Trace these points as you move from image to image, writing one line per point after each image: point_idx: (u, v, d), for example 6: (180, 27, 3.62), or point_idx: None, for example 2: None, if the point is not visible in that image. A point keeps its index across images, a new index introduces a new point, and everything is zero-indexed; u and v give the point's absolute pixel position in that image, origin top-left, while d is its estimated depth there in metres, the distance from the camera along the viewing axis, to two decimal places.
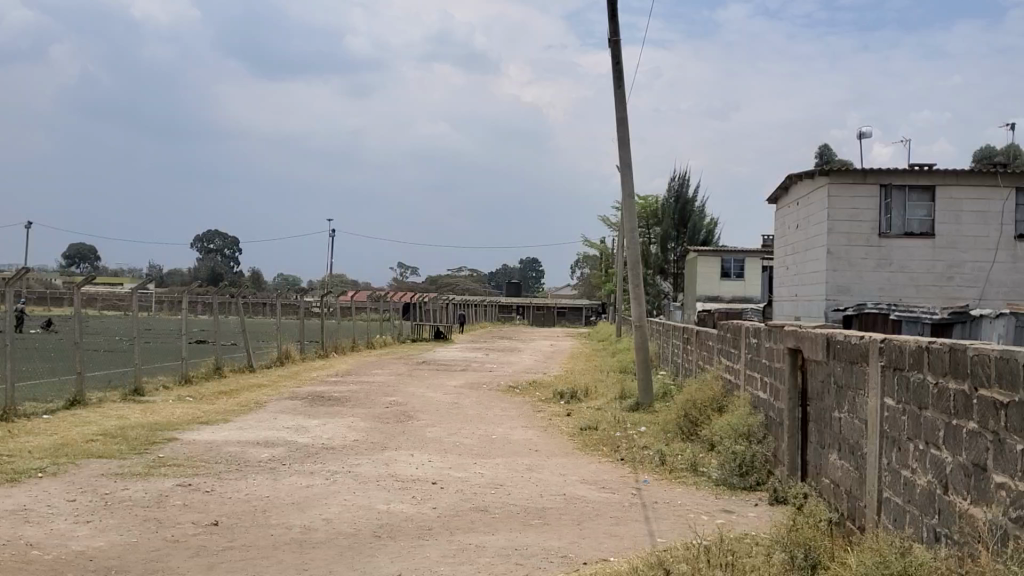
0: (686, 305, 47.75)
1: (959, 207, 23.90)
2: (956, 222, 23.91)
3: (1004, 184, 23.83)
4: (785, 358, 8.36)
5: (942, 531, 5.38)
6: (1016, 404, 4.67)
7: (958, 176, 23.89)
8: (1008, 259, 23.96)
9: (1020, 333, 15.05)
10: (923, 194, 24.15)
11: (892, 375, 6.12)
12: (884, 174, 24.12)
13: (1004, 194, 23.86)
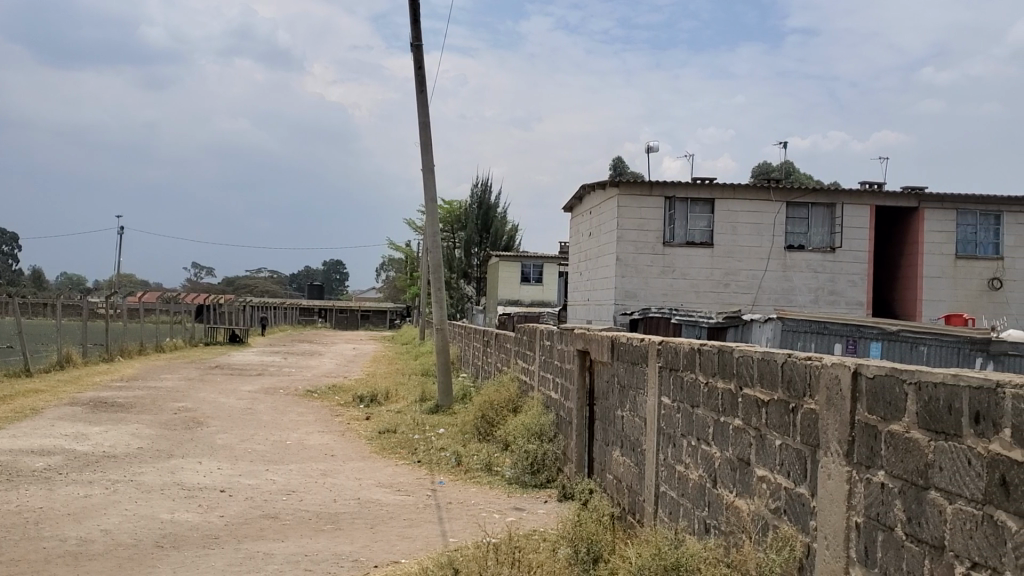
0: (489, 309, 48.65)
1: (736, 220, 25.43)
2: (733, 234, 25.43)
3: (775, 199, 25.50)
4: (573, 359, 8.66)
5: (710, 522, 5.71)
6: (775, 402, 5.14)
7: (735, 190, 25.33)
8: (778, 268, 25.64)
9: (786, 337, 16.37)
10: (703, 206, 25.54)
11: (667, 375, 6.46)
12: (669, 187, 25.26)
13: (776, 208, 25.53)
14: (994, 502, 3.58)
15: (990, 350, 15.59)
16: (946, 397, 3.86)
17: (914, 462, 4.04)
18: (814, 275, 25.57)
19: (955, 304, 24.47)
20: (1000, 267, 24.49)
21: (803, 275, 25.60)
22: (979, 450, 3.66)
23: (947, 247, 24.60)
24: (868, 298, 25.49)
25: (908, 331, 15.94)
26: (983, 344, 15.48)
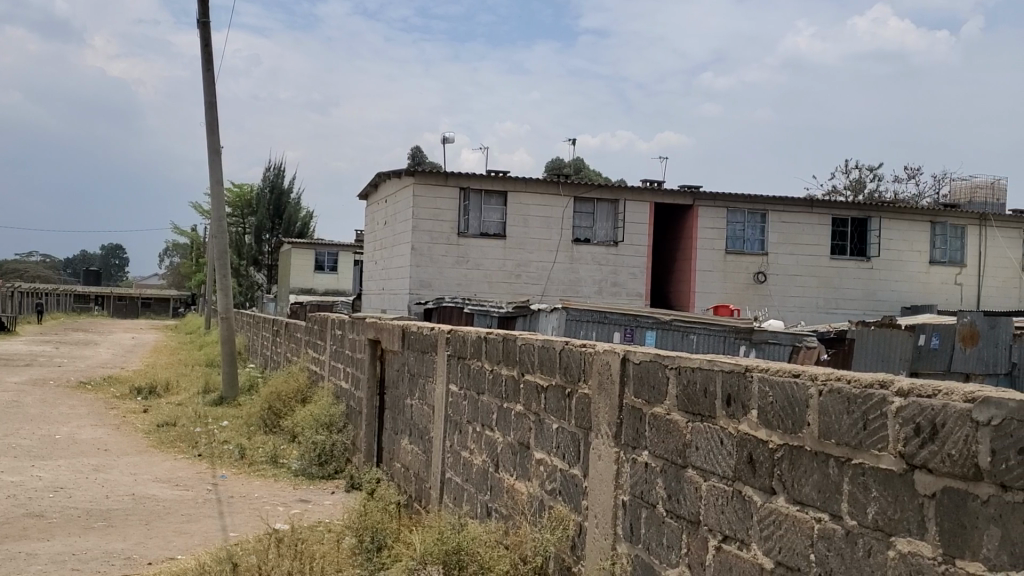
0: (280, 298, 47.48)
1: (527, 212, 26.03)
2: (524, 226, 26.03)
3: (564, 193, 26.24)
4: (365, 349, 8.61)
5: (492, 506, 5.86)
6: (553, 388, 5.32)
7: (526, 183, 25.89)
8: (566, 260, 26.41)
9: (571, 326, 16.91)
10: (495, 198, 25.90)
11: (456, 363, 6.54)
12: (463, 178, 25.47)
13: (564, 203, 26.25)
14: (743, 478, 3.90)
15: (753, 339, 16.60)
16: (703, 381, 4.17)
17: (674, 443, 4.32)
18: (599, 268, 26.44)
19: (725, 297, 25.26)
20: (764, 262, 25.36)
21: (589, 268, 26.44)
22: (730, 430, 3.99)
23: (718, 243, 25.29)
24: (646, 290, 26.65)
25: (680, 320, 16.73)
26: (745, 333, 16.33)
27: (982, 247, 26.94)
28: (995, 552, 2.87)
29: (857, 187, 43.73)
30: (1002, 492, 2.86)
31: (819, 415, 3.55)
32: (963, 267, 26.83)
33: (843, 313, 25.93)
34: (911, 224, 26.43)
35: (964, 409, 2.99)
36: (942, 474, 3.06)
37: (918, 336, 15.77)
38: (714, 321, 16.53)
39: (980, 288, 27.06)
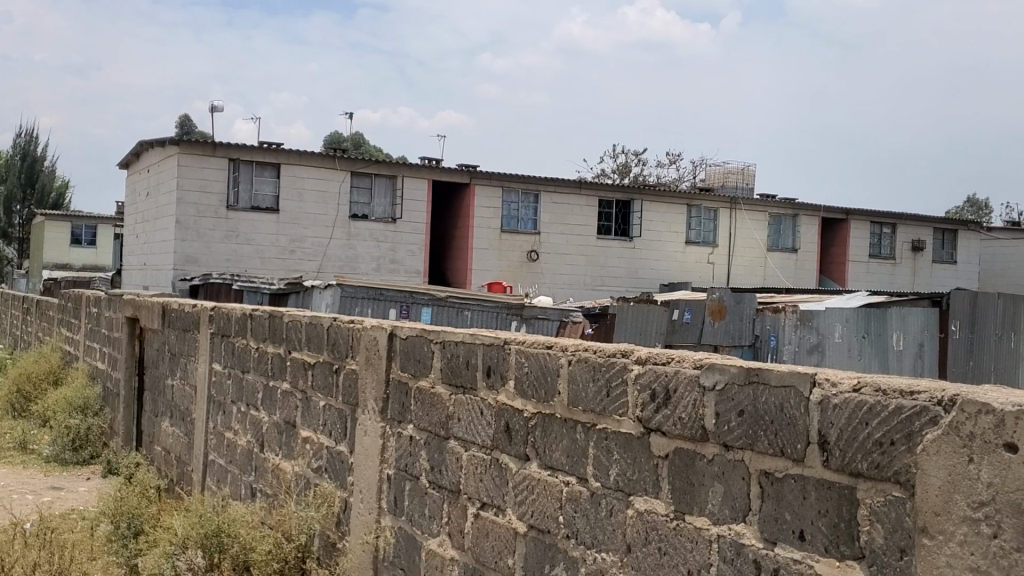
0: (33, 273, 44.31)
1: (302, 186, 25.46)
2: (299, 201, 25.46)
3: (340, 168, 25.87)
4: (122, 328, 8.19)
5: (256, 486, 5.75)
6: (319, 364, 5.27)
7: (301, 157, 25.26)
8: (343, 237, 26.12)
9: (344, 303, 16.72)
10: (268, 171, 25.06)
11: (220, 341, 6.34)
12: (233, 150, 24.42)
13: (340, 177, 25.93)
14: (499, 446, 4.03)
15: (523, 314, 17.12)
16: (465, 354, 4.25)
17: (437, 415, 4.39)
18: (377, 244, 26.35)
19: (498, 275, 25.33)
20: (537, 241, 25.69)
21: (366, 244, 26.30)
22: (489, 401, 4.10)
23: (493, 221, 25.23)
24: (424, 267, 26.76)
25: (454, 297, 16.98)
26: (517, 309, 16.91)
27: (732, 230, 28.42)
28: (719, 507, 3.11)
29: (623, 170, 45.60)
30: (726, 450, 3.11)
31: (568, 384, 3.71)
32: (715, 248, 28.32)
33: (608, 290, 26.82)
34: (668, 207, 27.52)
35: (692, 375, 3.22)
36: (674, 436, 3.28)
37: (671, 310, 15.43)
38: (487, 298, 16.86)
39: (730, 269, 28.56)
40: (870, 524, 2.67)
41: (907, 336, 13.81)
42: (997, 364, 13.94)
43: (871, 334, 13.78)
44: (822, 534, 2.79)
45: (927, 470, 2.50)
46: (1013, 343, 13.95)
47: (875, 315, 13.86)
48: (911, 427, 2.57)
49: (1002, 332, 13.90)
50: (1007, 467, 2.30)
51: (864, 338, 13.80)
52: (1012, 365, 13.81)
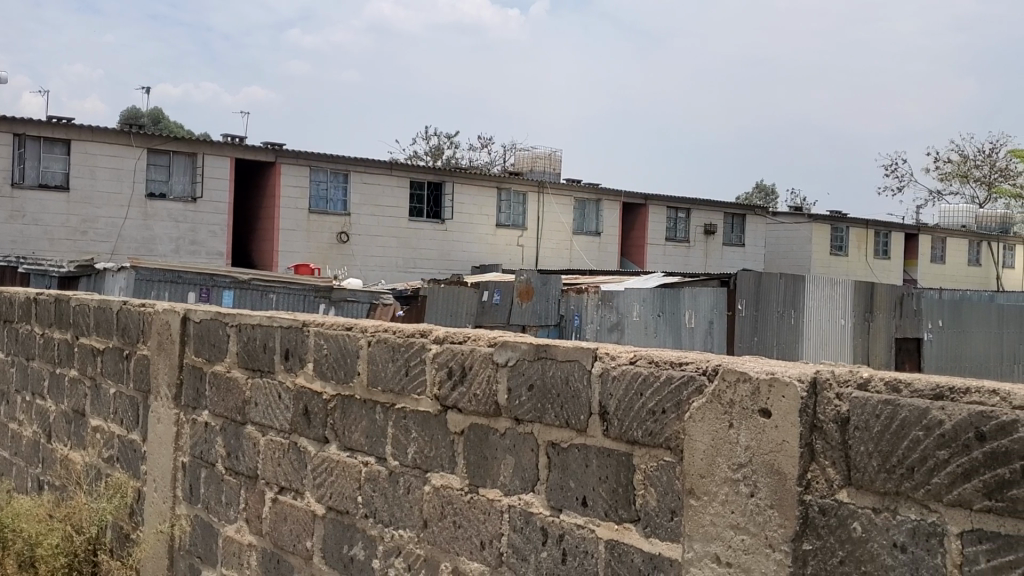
0: None
1: (94, 163, 23.56)
2: (91, 178, 23.54)
3: (136, 144, 24.06)
4: None
5: (43, 478, 5.48)
6: (109, 350, 5.06)
7: (93, 132, 23.41)
8: (139, 217, 24.30)
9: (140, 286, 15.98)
10: (58, 146, 23.03)
11: (3, 328, 6.00)
12: (18, 123, 22.50)
13: (136, 154, 24.09)
14: (298, 429, 4.00)
15: (331, 297, 17.12)
16: (262, 337, 4.20)
17: (233, 400, 4.32)
18: (175, 225, 24.65)
19: (308, 256, 24.80)
20: (347, 222, 25.30)
21: (164, 225, 24.59)
22: (288, 384, 4.07)
23: (301, 202, 24.61)
24: (227, 249, 25.23)
25: (259, 280, 16.55)
26: (325, 292, 16.85)
27: (539, 214, 28.72)
28: (510, 479, 3.20)
29: (435, 154, 45.46)
30: (517, 424, 3.20)
31: (366, 365, 3.72)
32: (524, 231, 28.51)
33: (421, 273, 26.75)
34: (478, 189, 27.52)
35: (486, 352, 3.30)
36: (469, 412, 3.34)
37: (482, 293, 15.53)
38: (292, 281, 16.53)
39: (538, 252, 28.76)
40: (645, 488, 2.82)
41: (698, 314, 14.14)
42: (779, 337, 14.82)
43: (665, 312, 14.12)
44: (602, 500, 2.93)
45: (692, 435, 2.67)
46: (793, 320, 14.97)
47: (669, 296, 14.09)
48: (680, 396, 2.73)
49: (784, 309, 14.81)
50: (761, 430, 2.50)
51: (660, 318, 14.13)
52: (791, 340, 14.86)
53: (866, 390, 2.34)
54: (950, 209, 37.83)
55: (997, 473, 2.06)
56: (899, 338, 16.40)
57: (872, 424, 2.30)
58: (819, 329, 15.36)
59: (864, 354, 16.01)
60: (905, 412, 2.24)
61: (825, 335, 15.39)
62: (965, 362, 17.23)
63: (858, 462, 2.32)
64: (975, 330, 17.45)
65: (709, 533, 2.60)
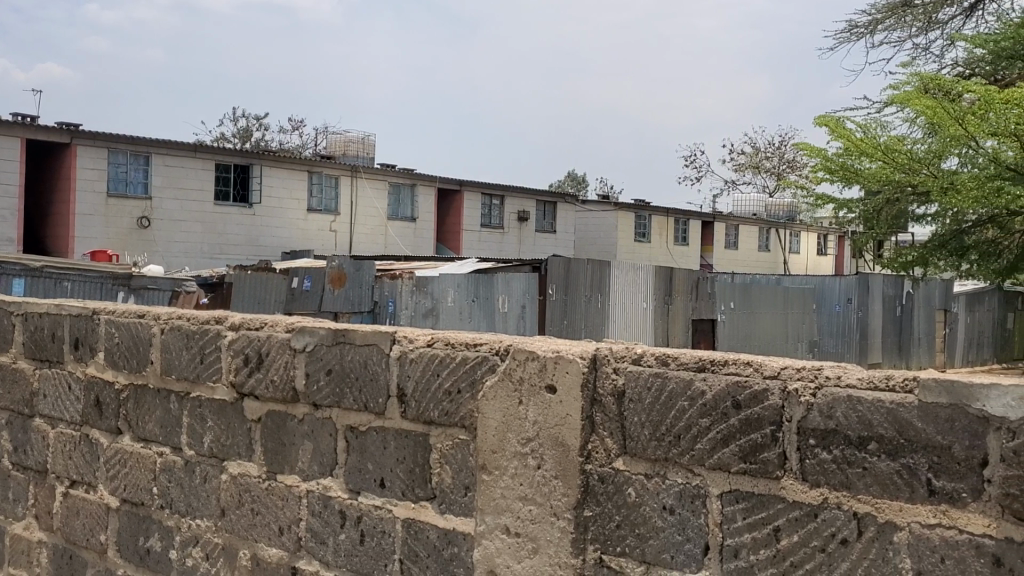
0: None
1: None
2: None
3: None
4: None
5: None
6: None
7: None
8: None
9: None
10: None
11: None
12: None
13: None
14: (89, 422, 3.87)
15: (131, 285, 16.30)
16: (50, 326, 4.03)
17: (21, 392, 4.14)
18: None
19: (106, 244, 21.07)
20: (150, 206, 21.72)
21: None
22: (77, 374, 3.92)
23: (99, 184, 20.87)
24: (19, 234, 22.77)
25: (52, 267, 15.51)
26: (125, 279, 16.03)
27: (353, 198, 25.53)
28: (307, 464, 3.11)
29: (243, 137, 43.67)
30: (315, 410, 3.09)
31: (160, 353, 3.62)
32: (337, 216, 25.25)
33: (227, 260, 23.28)
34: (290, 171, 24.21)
35: (283, 339, 3.20)
36: (266, 400, 3.25)
37: (291, 279, 13.91)
38: (89, 267, 15.56)
39: (351, 239, 25.57)
40: (440, 466, 2.73)
41: (511, 298, 14.10)
42: (586, 318, 15.34)
43: (480, 298, 13.80)
44: (398, 481, 2.83)
45: (485, 413, 2.60)
46: (599, 302, 15.48)
47: (483, 280, 13.93)
48: (474, 375, 2.64)
49: (591, 292, 15.30)
50: (548, 406, 2.49)
51: (475, 303, 13.80)
52: (598, 322, 15.36)
53: (640, 364, 2.42)
54: (743, 198, 39.23)
55: (750, 438, 2.21)
56: (695, 319, 17.20)
57: (645, 396, 2.39)
58: (623, 311, 15.95)
59: (664, 335, 16.75)
60: (673, 384, 2.34)
61: (628, 317, 15.94)
62: (754, 343, 18.00)
63: (633, 432, 2.40)
64: (762, 313, 18.10)
65: (500, 506, 2.56)
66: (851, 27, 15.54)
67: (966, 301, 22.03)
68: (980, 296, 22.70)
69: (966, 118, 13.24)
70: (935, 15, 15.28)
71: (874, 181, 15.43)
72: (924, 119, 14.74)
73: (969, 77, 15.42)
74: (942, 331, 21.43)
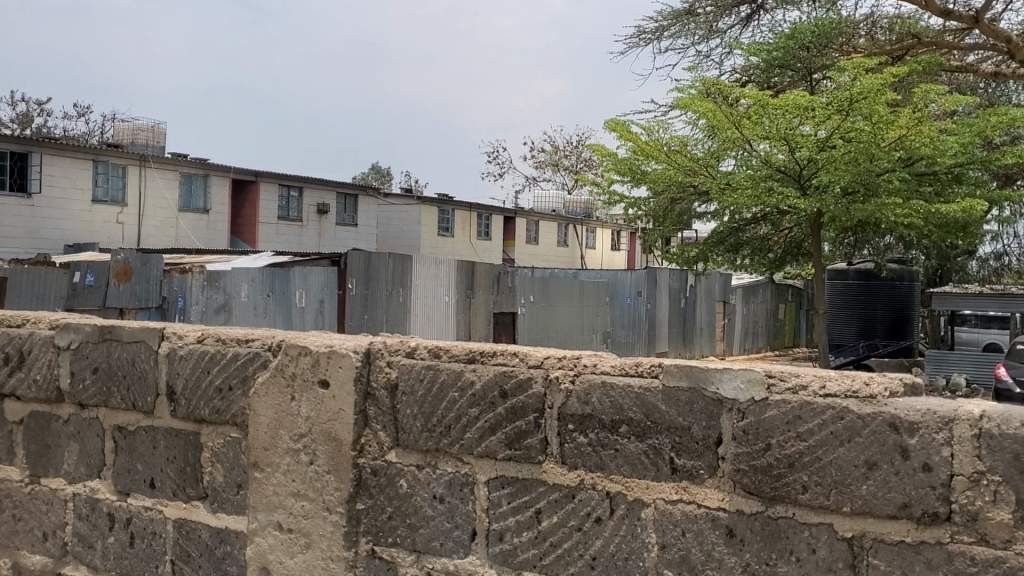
0: None
1: None
2: None
3: None
4: None
5: None
6: None
7: None
8: None
9: None
10: None
11: None
12: None
13: None
14: None
15: None
16: None
17: None
18: None
19: None
20: None
21: None
22: None
23: None
24: None
25: None
26: None
27: (141, 188, 22.92)
28: (73, 466, 2.98)
29: (19, 122, 40.30)
30: (81, 409, 2.97)
31: None
32: (124, 207, 22.65)
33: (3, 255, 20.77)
34: (70, 159, 21.59)
35: (46, 336, 3.05)
36: (28, 400, 3.10)
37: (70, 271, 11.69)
38: None
39: (140, 232, 23.04)
40: (212, 465, 2.66)
41: (309, 293, 12.96)
42: (388, 313, 14.36)
43: (277, 292, 12.57)
44: (169, 480, 2.76)
45: (256, 410, 2.52)
46: (403, 297, 14.56)
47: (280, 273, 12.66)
48: (245, 370, 2.57)
49: (393, 286, 14.25)
50: (320, 401, 2.42)
51: (270, 298, 12.55)
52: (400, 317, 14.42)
53: (412, 357, 2.37)
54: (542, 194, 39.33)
55: (515, 425, 2.19)
56: (495, 312, 16.44)
57: (416, 388, 2.33)
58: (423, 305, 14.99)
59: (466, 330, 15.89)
60: (443, 376, 2.29)
61: (431, 312, 15.08)
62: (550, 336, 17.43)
63: (404, 424, 2.35)
64: (559, 305, 17.72)
65: (271, 502, 2.47)
66: (640, 30, 15.99)
67: (743, 293, 23.51)
68: (756, 289, 24.29)
69: (742, 121, 14.20)
70: (715, 25, 16.19)
71: (658, 183, 16.31)
72: (704, 122, 15.58)
73: (743, 84, 16.24)
74: (721, 321, 22.60)
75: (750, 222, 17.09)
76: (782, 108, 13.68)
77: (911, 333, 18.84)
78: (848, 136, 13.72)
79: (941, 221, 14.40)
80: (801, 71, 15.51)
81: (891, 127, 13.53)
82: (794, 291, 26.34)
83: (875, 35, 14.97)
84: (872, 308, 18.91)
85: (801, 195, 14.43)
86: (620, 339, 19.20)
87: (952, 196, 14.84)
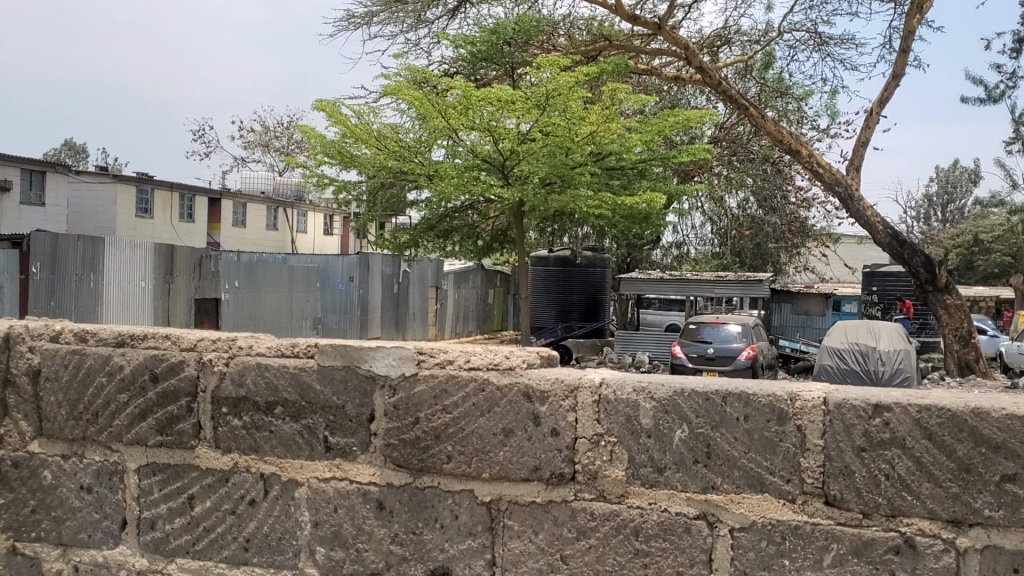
0: None
1: None
2: None
3: None
4: None
5: None
6: None
7: None
8: None
9: None
10: None
11: None
12: None
13: None
14: None
15: None
16: None
17: None
18: None
19: None
20: None
21: None
22: None
23: None
24: None
25: None
26: None
27: None
28: None
29: None
30: None
31: None
32: None
33: None
34: None
35: None
36: None
37: None
38: None
39: None
40: None
41: None
42: (76, 303, 11.86)
43: None
44: None
45: None
46: (92, 283, 12.04)
47: None
48: None
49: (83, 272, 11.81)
50: None
51: None
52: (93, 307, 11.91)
53: (56, 342, 2.24)
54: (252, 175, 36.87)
55: (166, 410, 2.11)
56: (198, 299, 14.27)
57: (61, 373, 2.20)
58: (119, 293, 12.53)
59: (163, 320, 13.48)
60: (89, 360, 2.17)
61: (126, 301, 12.58)
62: (257, 324, 15.70)
63: (48, 412, 2.21)
64: (267, 292, 15.97)
65: None
66: (350, 15, 15.82)
67: (454, 279, 23.93)
68: (467, 275, 24.87)
69: (447, 111, 14.49)
70: (422, 15, 16.46)
71: (368, 167, 16.31)
72: (413, 112, 15.86)
73: (451, 74, 16.55)
74: (434, 306, 22.66)
75: (456, 210, 17.61)
76: (485, 101, 13.96)
77: (600, 316, 20.23)
78: (546, 130, 14.23)
79: (627, 212, 15.53)
80: (504, 67, 15.99)
81: (583, 123, 14.31)
82: (501, 277, 27.33)
83: (573, 36, 15.82)
84: (569, 293, 20.04)
85: (504, 183, 15.14)
86: (332, 326, 17.96)
87: (636, 188, 15.97)
